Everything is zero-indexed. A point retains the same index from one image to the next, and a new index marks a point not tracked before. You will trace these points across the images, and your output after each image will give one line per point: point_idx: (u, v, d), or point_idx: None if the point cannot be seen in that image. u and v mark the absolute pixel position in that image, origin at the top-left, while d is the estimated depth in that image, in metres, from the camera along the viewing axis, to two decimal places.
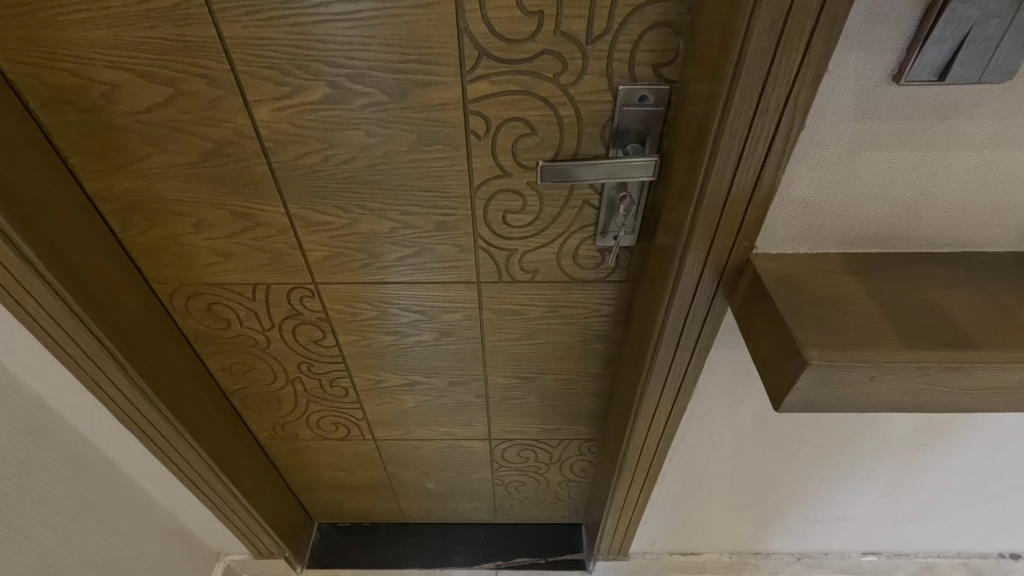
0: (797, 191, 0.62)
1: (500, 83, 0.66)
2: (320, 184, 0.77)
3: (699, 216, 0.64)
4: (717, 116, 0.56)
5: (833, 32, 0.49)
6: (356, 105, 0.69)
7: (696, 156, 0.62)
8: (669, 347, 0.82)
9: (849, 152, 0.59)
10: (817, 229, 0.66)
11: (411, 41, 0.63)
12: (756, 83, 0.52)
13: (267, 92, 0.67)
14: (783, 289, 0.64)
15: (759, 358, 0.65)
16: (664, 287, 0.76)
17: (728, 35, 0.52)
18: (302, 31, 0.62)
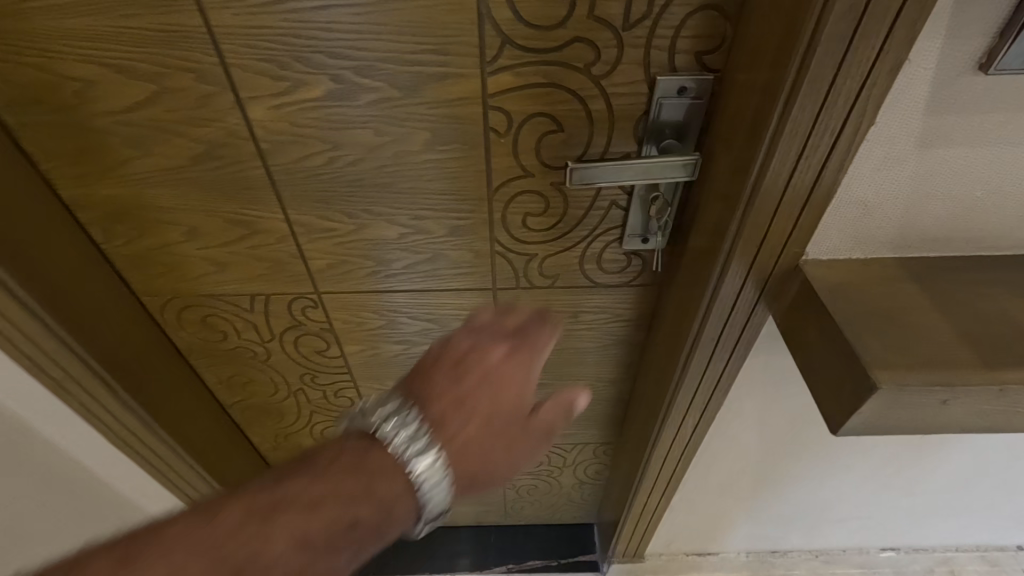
0: (857, 191, 0.56)
1: (525, 75, 0.59)
2: (323, 189, 0.70)
3: (748, 220, 0.58)
4: (776, 111, 0.50)
5: (922, 14, 0.42)
6: (364, 101, 0.61)
7: (746, 154, 0.56)
8: (703, 356, 0.77)
9: (919, 151, 0.53)
10: (873, 232, 0.60)
11: (425, 29, 0.56)
12: (827, 74, 0.46)
13: (263, 88, 0.60)
14: (839, 298, 0.58)
15: (812, 374, 0.59)
16: (700, 294, 0.70)
17: (796, 20, 0.46)
18: (302, 18, 0.55)
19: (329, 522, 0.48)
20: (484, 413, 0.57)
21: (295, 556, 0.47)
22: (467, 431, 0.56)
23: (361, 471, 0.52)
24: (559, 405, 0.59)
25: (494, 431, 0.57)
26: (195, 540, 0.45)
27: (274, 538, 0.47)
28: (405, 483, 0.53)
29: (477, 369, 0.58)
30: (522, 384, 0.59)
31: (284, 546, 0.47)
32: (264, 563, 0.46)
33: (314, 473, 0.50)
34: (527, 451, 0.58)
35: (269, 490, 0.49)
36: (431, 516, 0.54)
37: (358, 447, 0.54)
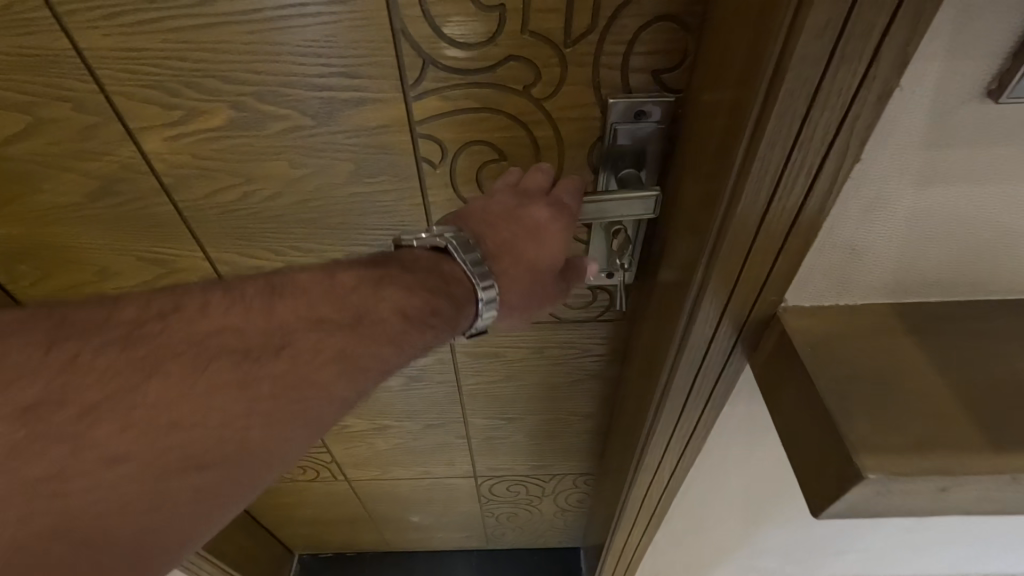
0: (845, 233, 0.46)
1: (455, 99, 0.51)
2: (241, 225, 0.62)
3: (716, 266, 0.50)
4: (744, 145, 0.41)
5: (915, 34, 0.33)
6: (273, 130, 0.53)
7: (713, 192, 0.47)
8: (675, 405, 0.68)
9: (916, 185, 0.43)
10: (863, 277, 0.50)
11: (331, 48, 0.47)
12: (799, 105, 0.37)
13: (153, 117, 0.52)
14: (822, 358, 0.48)
15: (791, 443, 0.51)
16: (671, 341, 0.63)
17: (763, 40, 0.37)
18: (186, 38, 0.47)
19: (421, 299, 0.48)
20: (522, 257, 0.54)
21: (404, 316, 0.47)
22: (503, 270, 0.53)
23: (438, 275, 0.51)
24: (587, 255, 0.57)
25: (529, 273, 0.55)
26: (318, 292, 0.46)
27: (382, 299, 0.47)
28: (469, 284, 0.52)
29: (525, 212, 0.53)
30: (568, 232, 0.54)
31: (390, 309, 0.47)
32: (378, 316, 0.47)
33: (402, 265, 0.51)
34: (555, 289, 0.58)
35: (365, 269, 0.49)
36: (479, 327, 0.54)
37: (432, 257, 0.52)
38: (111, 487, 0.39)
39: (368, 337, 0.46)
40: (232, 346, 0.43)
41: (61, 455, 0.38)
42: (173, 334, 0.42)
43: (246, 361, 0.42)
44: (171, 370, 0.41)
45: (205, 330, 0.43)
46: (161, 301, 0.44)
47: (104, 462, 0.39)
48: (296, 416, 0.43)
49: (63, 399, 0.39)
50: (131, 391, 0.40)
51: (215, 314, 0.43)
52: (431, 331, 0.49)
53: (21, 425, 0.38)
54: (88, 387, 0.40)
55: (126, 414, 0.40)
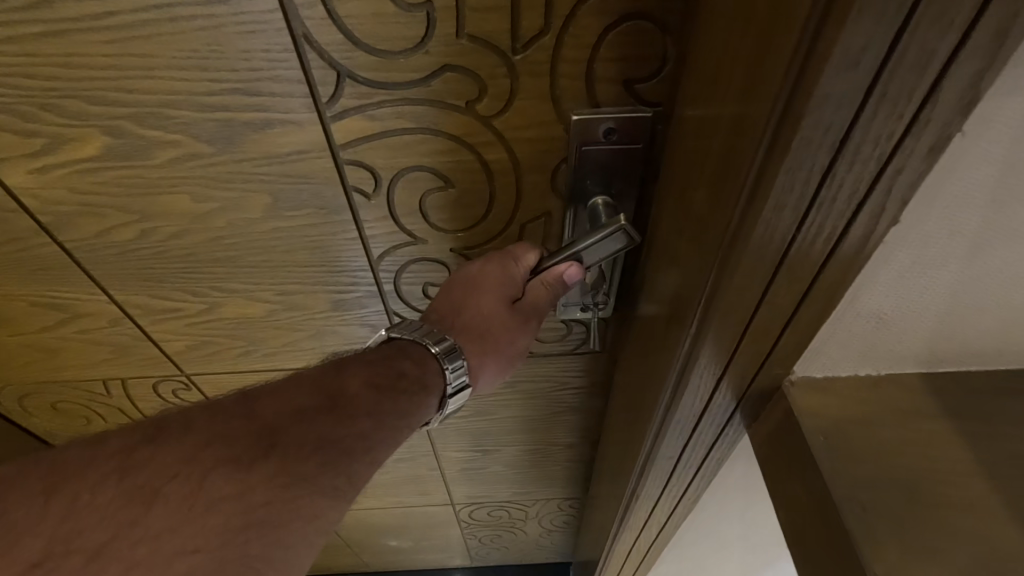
0: (873, 299, 0.30)
1: (383, 119, 0.41)
2: (146, 266, 0.52)
3: (701, 352, 0.37)
4: (740, 207, 0.29)
5: (993, 61, 0.21)
6: (162, 159, 0.43)
7: (700, 253, 0.35)
8: (660, 472, 0.56)
9: (997, 214, 0.25)
10: (894, 342, 0.32)
11: (218, 59, 0.37)
12: (818, 161, 0.24)
13: (8, 147, 0.42)
14: (841, 451, 0.32)
15: (794, 544, 0.35)
16: (652, 403, 0.50)
17: (769, 65, 0.25)
18: (26, 51, 0.36)
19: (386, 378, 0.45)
20: (480, 320, 0.49)
21: (371, 390, 0.43)
22: (461, 338, 0.50)
23: (406, 363, 0.47)
24: (548, 285, 0.49)
25: (491, 335, 0.50)
26: (287, 396, 0.40)
27: (348, 376, 0.43)
28: (439, 364, 0.49)
29: (467, 271, 0.49)
30: (521, 273, 0.48)
31: (359, 385, 0.43)
32: (351, 395, 0.42)
33: (361, 353, 0.47)
34: (523, 341, 0.52)
35: (321, 365, 0.44)
36: (455, 389, 0.50)
37: (392, 351, 0.48)
38: None
39: (349, 417, 0.40)
40: (223, 457, 0.35)
41: None
42: (164, 454, 0.34)
43: (240, 467, 0.35)
44: (175, 487, 0.33)
45: (195, 442, 0.35)
46: (141, 422, 0.37)
47: None
48: (298, 512, 0.35)
49: (69, 545, 0.31)
50: (138, 522, 0.32)
51: (206, 421, 0.37)
52: (404, 401, 0.45)
53: None
54: (87, 527, 0.31)
55: (131, 551, 0.31)
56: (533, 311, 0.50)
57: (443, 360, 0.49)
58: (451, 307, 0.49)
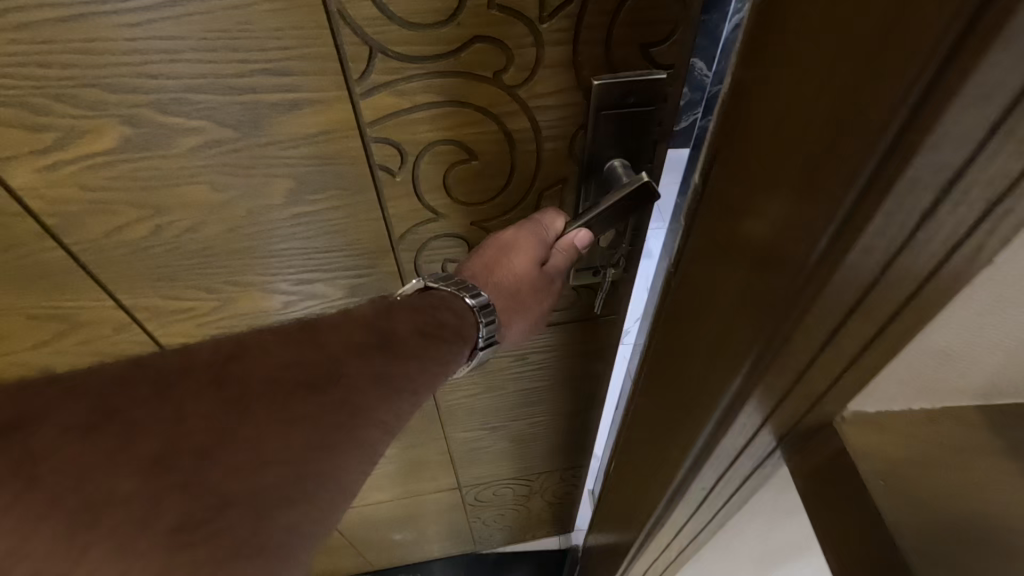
0: (951, 329, 0.23)
1: (412, 93, 0.42)
2: (158, 264, 0.51)
3: (737, 411, 0.31)
4: (811, 257, 0.22)
5: None
6: (183, 147, 0.42)
7: (746, 301, 0.28)
8: (678, 511, 0.49)
9: None
10: (960, 377, 0.25)
11: (249, 39, 0.37)
12: (918, 203, 0.18)
13: (15, 143, 0.39)
14: (904, 505, 0.25)
15: None
16: (679, 447, 0.42)
17: (868, 93, 0.18)
18: (41, 37, 0.35)
19: (424, 317, 0.49)
20: (514, 281, 0.52)
21: (418, 335, 0.48)
22: (495, 299, 0.53)
23: (434, 317, 0.49)
24: (566, 250, 0.52)
25: (521, 296, 0.54)
26: (342, 334, 0.45)
27: (399, 319, 0.48)
28: (473, 320, 0.52)
29: (502, 236, 0.51)
30: (548, 236, 0.51)
31: (406, 328, 0.47)
32: (401, 337, 0.47)
33: (406, 301, 0.50)
34: (546, 302, 0.57)
35: (370, 303, 0.49)
36: (486, 342, 0.53)
37: (422, 303, 0.50)
38: (234, 530, 0.34)
39: (400, 356, 0.46)
40: (301, 379, 0.41)
41: (181, 506, 0.34)
42: (251, 369, 0.41)
43: (314, 389, 0.41)
44: (261, 406, 0.39)
45: (276, 365, 0.42)
46: (217, 347, 0.42)
47: (219, 506, 0.34)
48: (355, 439, 0.40)
49: (178, 446, 0.36)
50: (233, 429, 0.37)
51: (279, 345, 0.43)
52: (445, 347, 0.49)
53: (135, 478, 0.34)
54: (194, 429, 0.37)
55: (234, 454, 0.36)
56: (554, 274, 0.54)
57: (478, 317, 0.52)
58: (483, 267, 0.52)
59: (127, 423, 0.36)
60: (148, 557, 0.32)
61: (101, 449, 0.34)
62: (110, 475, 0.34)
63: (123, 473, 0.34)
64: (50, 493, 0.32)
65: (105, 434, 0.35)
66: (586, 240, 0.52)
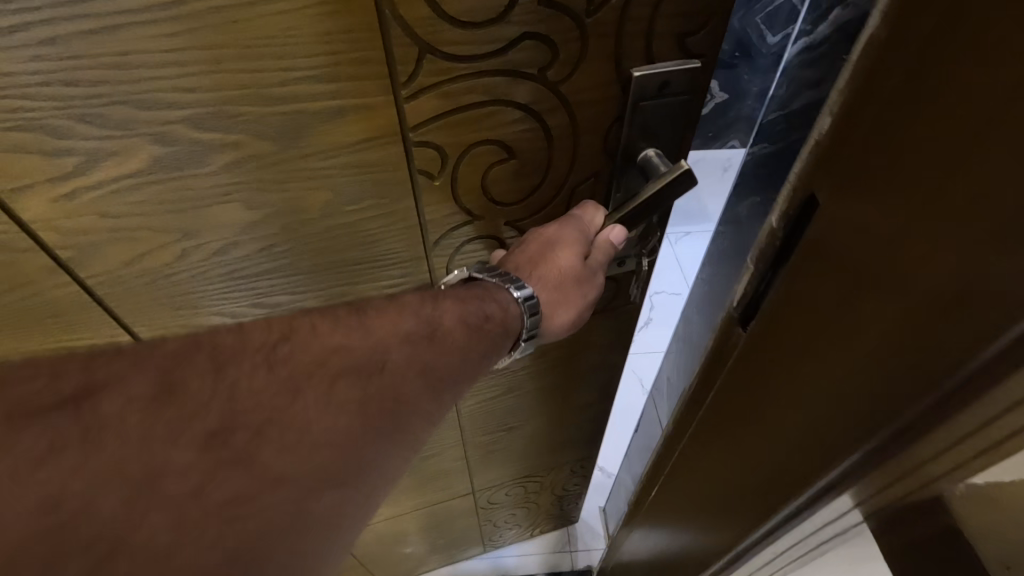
0: None
1: (457, 94, 0.41)
2: (182, 292, 0.47)
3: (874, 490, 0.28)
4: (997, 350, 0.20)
5: None
6: (218, 164, 0.39)
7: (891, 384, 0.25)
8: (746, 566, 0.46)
9: None
10: None
11: (296, 45, 0.35)
12: None
13: (31, 172, 0.36)
14: None
15: None
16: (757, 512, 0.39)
17: None
18: (68, 52, 0.32)
19: (471, 309, 0.45)
20: (558, 274, 0.50)
21: (464, 328, 0.44)
22: (539, 292, 0.50)
23: (481, 309, 0.46)
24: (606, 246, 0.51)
25: (564, 292, 0.51)
26: (394, 321, 0.40)
27: (444, 310, 0.43)
28: (517, 313, 0.48)
29: (546, 230, 0.51)
30: (590, 230, 0.51)
31: (453, 321, 0.43)
32: (448, 328, 0.43)
33: (456, 294, 0.46)
34: (588, 299, 0.54)
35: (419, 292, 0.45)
36: (528, 334, 0.50)
37: (471, 295, 0.47)
38: (280, 514, 0.29)
39: (443, 348, 0.41)
40: (354, 366, 0.36)
41: (241, 481, 0.29)
42: (304, 352, 0.35)
43: (363, 376, 0.36)
44: (315, 384, 0.34)
45: (325, 348, 0.36)
46: (270, 329, 0.36)
47: (270, 484, 0.30)
48: (401, 430, 0.36)
49: (237, 420, 0.31)
50: (286, 411, 0.32)
51: (332, 333, 0.37)
52: (488, 339, 0.46)
53: (193, 452, 0.29)
54: (251, 405, 0.31)
55: (284, 434, 0.31)
56: (596, 271, 0.52)
57: (524, 310, 0.48)
58: (528, 260, 0.50)
59: (188, 396, 0.31)
60: (204, 529, 0.27)
61: (159, 421, 0.29)
62: (167, 448, 0.28)
63: (182, 447, 0.29)
64: (109, 461, 0.27)
65: (167, 403, 0.30)
66: (622, 238, 0.51)
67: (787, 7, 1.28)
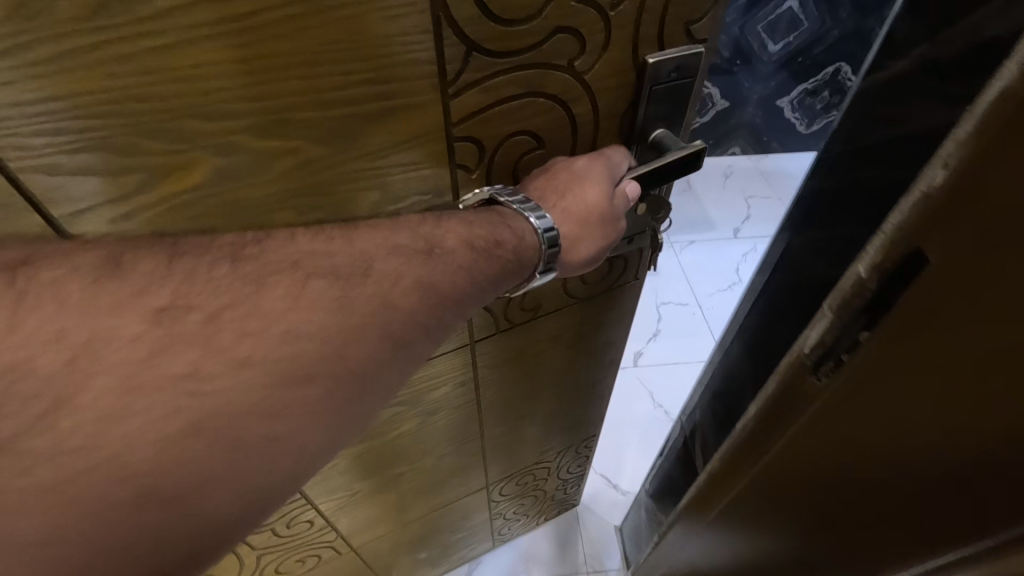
0: None
1: (497, 88, 0.44)
2: None
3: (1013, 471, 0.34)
4: None
5: None
6: (276, 171, 0.40)
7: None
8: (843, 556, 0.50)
9: None
10: None
11: (358, 49, 0.37)
12: None
13: (94, 193, 0.35)
14: None
15: None
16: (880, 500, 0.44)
17: None
18: (143, 68, 0.32)
19: (481, 233, 0.44)
20: (586, 206, 0.49)
21: (469, 249, 0.43)
22: (564, 220, 0.49)
23: (488, 230, 0.45)
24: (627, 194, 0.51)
25: (584, 224, 0.50)
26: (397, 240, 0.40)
27: (447, 230, 0.43)
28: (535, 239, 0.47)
29: (574, 163, 0.50)
30: (616, 168, 0.51)
31: (456, 242, 0.43)
32: (450, 248, 0.42)
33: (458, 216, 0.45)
34: (605, 241, 0.53)
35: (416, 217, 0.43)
36: (544, 267, 0.49)
37: (484, 218, 0.45)
38: (240, 396, 0.32)
39: (444, 269, 0.41)
40: (334, 271, 0.37)
41: (193, 358, 0.31)
42: (277, 253, 0.36)
43: (345, 282, 0.36)
44: (283, 280, 0.35)
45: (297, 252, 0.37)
46: (244, 233, 0.37)
47: (234, 367, 0.32)
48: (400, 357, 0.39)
49: (191, 303, 0.32)
50: (248, 301, 0.33)
51: (381, 259, 0.39)
52: (495, 263, 0.45)
53: (145, 326, 0.31)
54: (205, 290, 0.33)
55: (245, 321, 0.33)
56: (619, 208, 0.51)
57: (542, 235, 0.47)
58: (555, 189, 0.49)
59: (138, 275, 0.32)
60: (159, 395, 0.30)
61: (107, 293, 0.31)
62: (119, 319, 0.30)
63: (129, 318, 0.30)
64: (56, 325, 0.29)
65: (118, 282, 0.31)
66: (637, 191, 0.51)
67: (786, 18, 1.61)
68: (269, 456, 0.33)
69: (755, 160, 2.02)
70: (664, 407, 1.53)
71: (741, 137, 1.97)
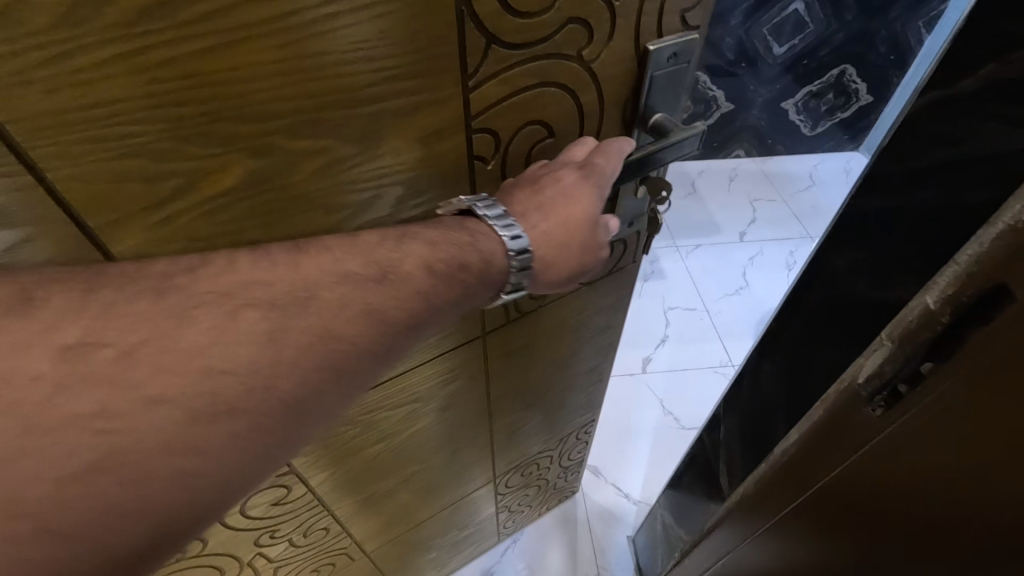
0: None
1: (512, 80, 0.45)
2: None
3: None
4: None
5: None
6: (308, 171, 0.41)
7: None
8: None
9: None
10: None
11: (388, 45, 0.37)
12: None
13: (129, 201, 0.35)
14: None
15: None
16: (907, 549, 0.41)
17: None
18: (184, 71, 0.32)
19: (445, 254, 0.42)
20: (566, 219, 0.48)
21: (428, 274, 0.41)
22: (543, 231, 0.47)
23: (450, 250, 0.42)
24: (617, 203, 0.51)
25: (562, 238, 0.48)
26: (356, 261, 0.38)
27: (406, 255, 0.40)
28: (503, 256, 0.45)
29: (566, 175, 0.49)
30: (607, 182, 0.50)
31: (418, 267, 0.40)
32: (406, 274, 0.39)
33: (414, 232, 0.42)
34: (576, 264, 0.51)
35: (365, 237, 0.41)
36: (512, 285, 0.47)
37: (449, 239, 0.43)
38: (160, 434, 0.30)
39: (403, 292, 0.39)
40: (274, 300, 0.35)
41: (98, 397, 0.29)
42: (217, 282, 0.34)
43: (278, 315, 0.34)
44: (218, 309, 0.33)
45: (233, 282, 0.35)
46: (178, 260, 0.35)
47: (146, 406, 0.30)
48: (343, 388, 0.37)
49: (102, 337, 0.30)
50: (169, 335, 0.31)
51: (329, 285, 0.37)
52: (459, 288, 0.43)
53: (46, 364, 0.29)
54: (123, 323, 0.31)
55: (162, 356, 0.31)
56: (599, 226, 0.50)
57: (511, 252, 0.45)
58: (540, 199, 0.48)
59: (47, 307, 0.30)
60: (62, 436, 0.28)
61: (16, 328, 0.29)
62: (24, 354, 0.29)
63: (43, 354, 0.29)
64: None
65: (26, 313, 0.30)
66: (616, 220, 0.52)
67: (792, 21, 1.68)
68: (188, 491, 0.31)
69: (760, 163, 2.10)
70: (675, 415, 1.57)
71: (745, 139, 2.03)
